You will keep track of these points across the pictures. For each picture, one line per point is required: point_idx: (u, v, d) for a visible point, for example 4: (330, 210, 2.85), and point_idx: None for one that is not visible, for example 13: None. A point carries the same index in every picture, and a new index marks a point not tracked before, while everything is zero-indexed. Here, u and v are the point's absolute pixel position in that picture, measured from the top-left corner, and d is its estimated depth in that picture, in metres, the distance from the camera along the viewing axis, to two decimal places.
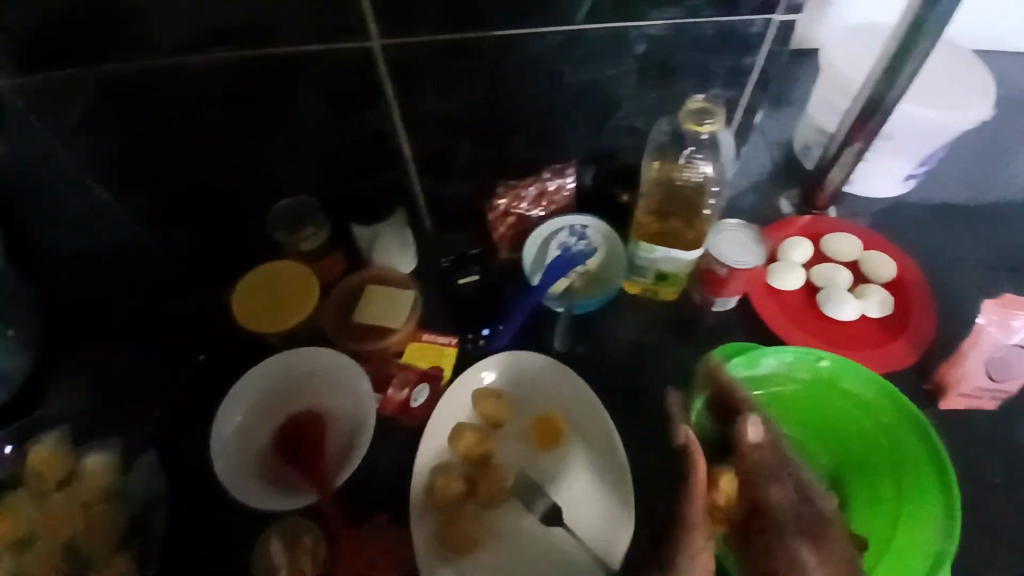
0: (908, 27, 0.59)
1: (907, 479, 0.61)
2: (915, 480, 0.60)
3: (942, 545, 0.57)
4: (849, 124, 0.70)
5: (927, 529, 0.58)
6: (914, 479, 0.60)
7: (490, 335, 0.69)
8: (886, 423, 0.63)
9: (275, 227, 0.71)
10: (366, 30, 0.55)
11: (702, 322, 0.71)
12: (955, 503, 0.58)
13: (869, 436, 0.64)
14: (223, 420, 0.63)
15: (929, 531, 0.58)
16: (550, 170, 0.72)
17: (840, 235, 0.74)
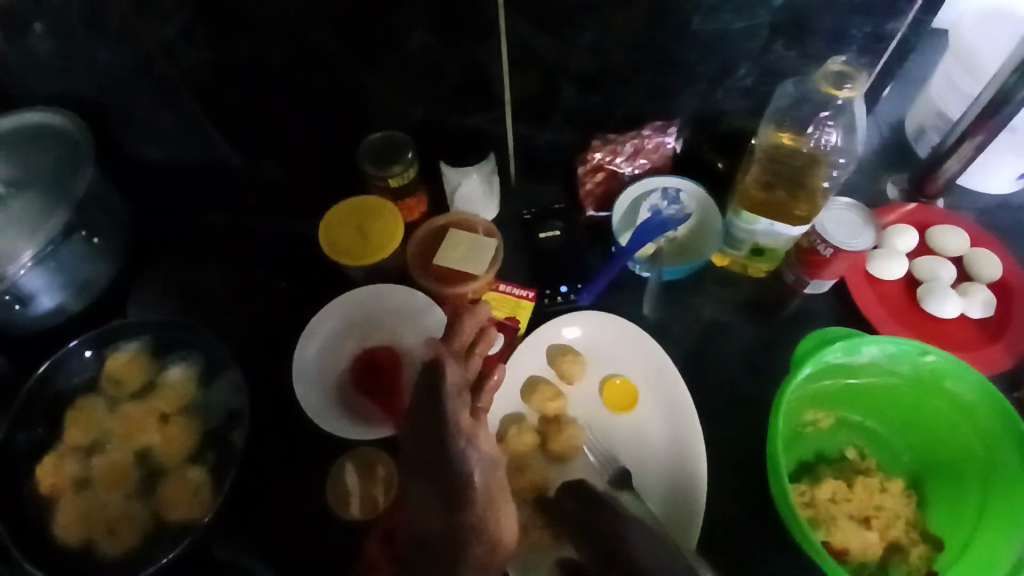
0: None
1: (999, 487, 0.56)
2: (1005, 487, 0.56)
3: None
4: (971, 117, 0.66)
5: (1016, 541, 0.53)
6: (1008, 488, 0.55)
7: (568, 293, 0.69)
8: (982, 427, 0.58)
9: (365, 160, 0.69)
10: None
11: (789, 302, 0.68)
12: None
13: (962, 439, 0.60)
14: (305, 343, 0.64)
15: (1012, 542, 0.53)
16: (651, 126, 0.69)
17: (948, 228, 0.70)
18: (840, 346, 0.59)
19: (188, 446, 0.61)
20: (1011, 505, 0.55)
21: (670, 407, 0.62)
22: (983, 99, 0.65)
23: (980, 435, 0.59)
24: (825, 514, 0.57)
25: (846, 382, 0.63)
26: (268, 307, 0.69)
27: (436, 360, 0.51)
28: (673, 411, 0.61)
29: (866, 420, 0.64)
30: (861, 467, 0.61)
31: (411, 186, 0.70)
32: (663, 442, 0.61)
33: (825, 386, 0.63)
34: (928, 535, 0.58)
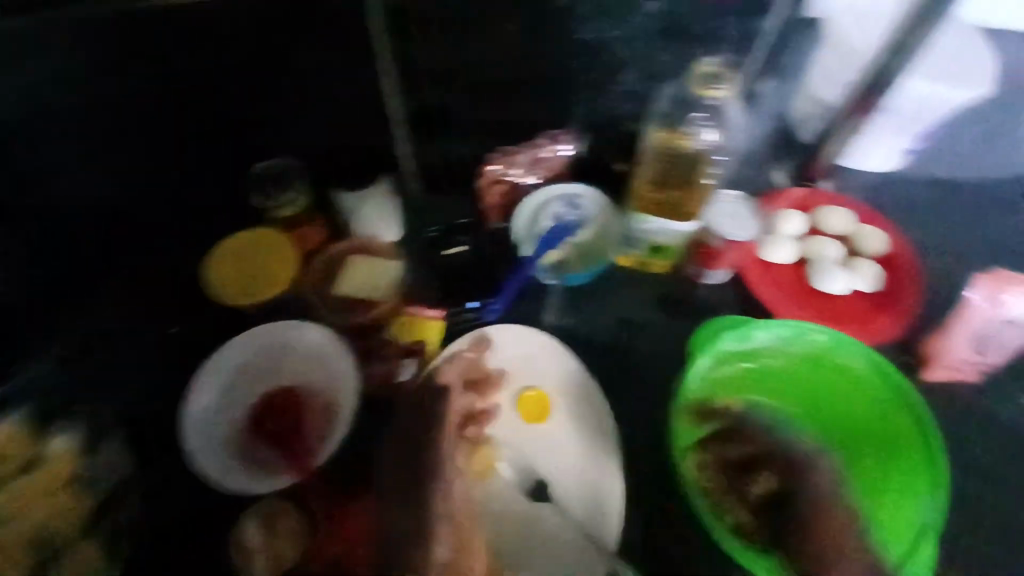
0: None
1: (896, 452, 0.60)
2: (904, 453, 0.60)
3: (929, 518, 0.56)
4: (850, 97, 0.70)
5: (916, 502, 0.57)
6: (903, 451, 0.60)
7: (479, 308, 0.66)
8: (875, 398, 0.63)
9: (253, 192, 0.67)
10: None
11: (693, 296, 0.70)
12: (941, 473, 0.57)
13: (859, 411, 0.63)
14: (197, 396, 0.61)
15: (918, 503, 0.57)
16: (546, 136, 0.69)
17: (833, 209, 0.73)
18: (731, 334, 0.63)
19: (85, 517, 0.56)
20: (908, 466, 0.59)
21: (584, 413, 0.62)
22: (857, 83, 0.69)
23: (873, 405, 0.63)
24: (733, 499, 0.57)
25: (749, 367, 0.65)
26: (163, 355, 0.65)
27: None
28: (586, 417, 0.62)
29: (773, 403, 0.64)
30: (771, 449, 0.61)
31: (306, 215, 0.67)
32: (580, 449, 0.60)
33: (730, 373, 0.64)
34: (842, 507, 0.59)
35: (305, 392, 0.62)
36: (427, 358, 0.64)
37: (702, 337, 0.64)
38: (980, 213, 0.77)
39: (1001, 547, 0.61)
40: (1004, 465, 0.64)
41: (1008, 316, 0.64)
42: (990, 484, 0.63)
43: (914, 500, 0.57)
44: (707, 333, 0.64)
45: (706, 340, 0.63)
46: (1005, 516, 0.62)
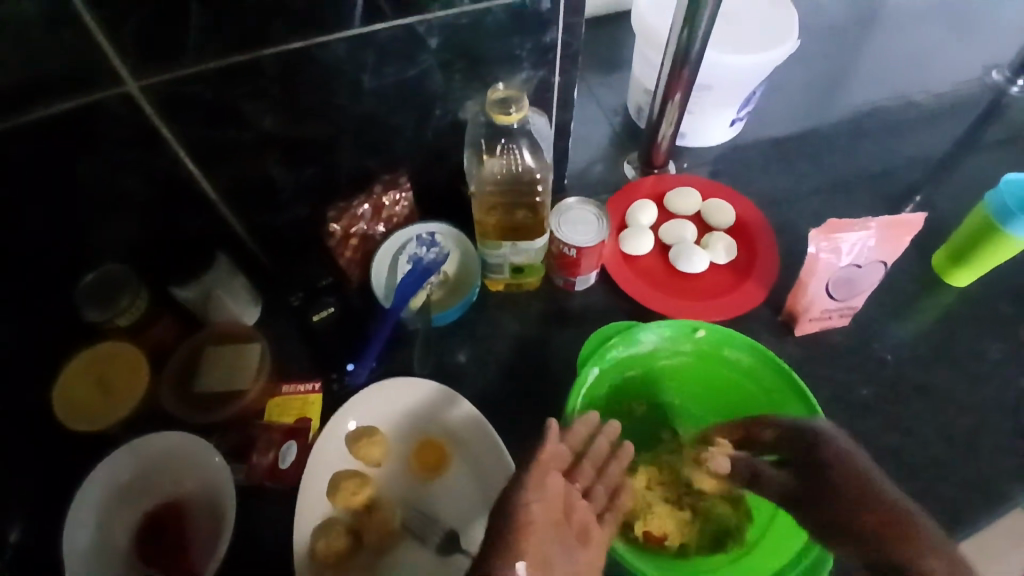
0: None
1: None
2: None
3: None
4: (666, 78, 0.69)
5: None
6: None
7: (354, 370, 0.64)
8: (766, 385, 0.62)
9: (83, 304, 0.61)
10: (116, 73, 0.49)
11: (565, 305, 0.71)
12: None
13: (754, 397, 0.63)
14: (72, 532, 0.57)
15: None
16: (381, 183, 0.67)
17: (681, 191, 0.75)
18: (618, 339, 0.62)
19: None
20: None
21: (482, 455, 0.60)
22: (668, 65, 0.69)
23: (769, 394, 0.62)
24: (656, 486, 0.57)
25: (643, 370, 0.65)
26: (44, 493, 0.62)
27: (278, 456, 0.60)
28: (489, 454, 0.60)
29: (673, 399, 0.66)
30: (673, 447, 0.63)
31: (149, 315, 0.64)
32: (485, 491, 0.59)
33: (625, 378, 0.65)
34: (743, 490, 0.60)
35: (193, 497, 0.59)
36: (312, 434, 0.61)
37: (589, 348, 0.63)
38: (810, 160, 0.84)
39: (898, 479, 0.62)
40: (884, 397, 0.66)
41: (849, 262, 0.62)
42: (876, 420, 0.65)
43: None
44: (591, 344, 0.62)
45: (593, 351, 0.62)
46: (898, 444, 0.64)
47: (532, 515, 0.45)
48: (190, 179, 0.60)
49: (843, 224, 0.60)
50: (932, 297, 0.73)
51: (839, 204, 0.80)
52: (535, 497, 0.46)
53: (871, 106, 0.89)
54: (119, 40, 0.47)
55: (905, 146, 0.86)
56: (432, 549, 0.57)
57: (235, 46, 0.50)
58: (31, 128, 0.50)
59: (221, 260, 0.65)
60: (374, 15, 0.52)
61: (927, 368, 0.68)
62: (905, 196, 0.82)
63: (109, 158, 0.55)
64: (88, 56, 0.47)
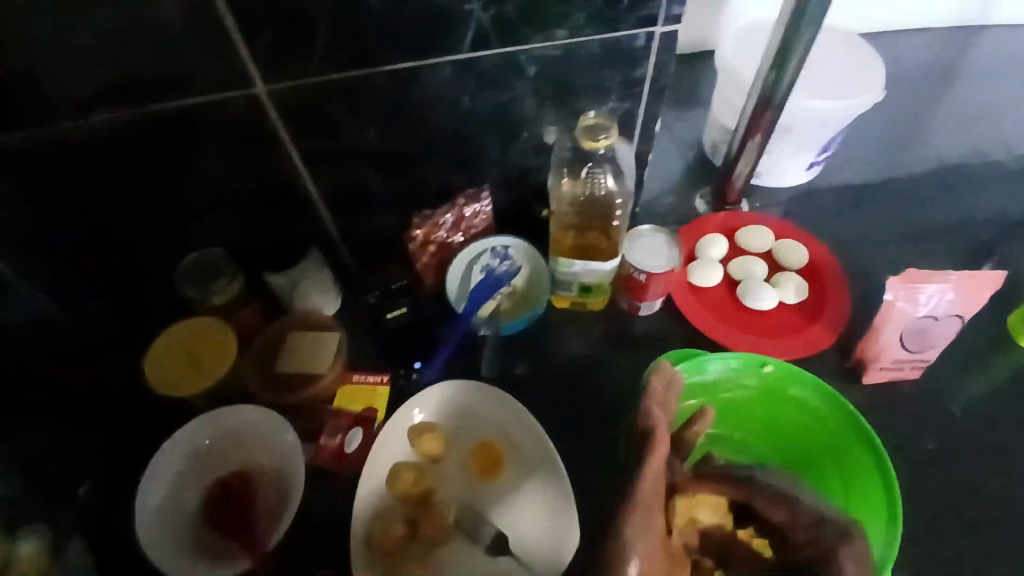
0: (788, 21, 0.61)
1: (854, 484, 0.59)
2: (862, 489, 0.58)
3: (884, 553, 0.54)
4: (747, 120, 0.71)
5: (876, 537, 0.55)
6: (861, 482, 0.59)
7: (422, 368, 0.68)
8: (829, 428, 0.62)
9: (184, 283, 0.69)
10: (248, 76, 0.55)
11: (628, 328, 0.72)
12: (898, 508, 0.56)
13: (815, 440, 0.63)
14: (148, 487, 0.62)
15: (873, 541, 0.55)
16: (465, 196, 0.72)
17: (751, 228, 0.76)
18: (684, 366, 0.63)
19: None
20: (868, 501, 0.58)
21: (536, 459, 0.62)
22: (750, 106, 0.70)
23: (828, 435, 0.62)
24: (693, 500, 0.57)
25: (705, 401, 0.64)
26: (130, 451, 0.68)
27: (344, 443, 0.63)
28: (541, 461, 0.62)
29: (732, 434, 0.64)
30: None
31: (240, 299, 0.70)
32: (535, 495, 0.61)
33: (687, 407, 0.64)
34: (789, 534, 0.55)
35: (261, 470, 0.63)
36: (376, 424, 0.64)
37: None
38: (888, 210, 0.83)
39: (961, 542, 0.60)
40: (950, 455, 0.64)
41: (924, 313, 0.61)
42: (942, 478, 0.63)
43: (873, 534, 0.56)
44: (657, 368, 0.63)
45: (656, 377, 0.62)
46: (963, 505, 0.62)
47: (643, 500, 0.48)
48: (294, 177, 0.66)
49: (920, 275, 0.60)
50: (1009, 358, 0.71)
51: (914, 257, 0.79)
52: (648, 483, 0.48)
53: (957, 162, 0.88)
54: (256, 47, 0.53)
55: (990, 205, 0.84)
56: (481, 547, 0.59)
57: (354, 61, 0.55)
58: (167, 116, 0.56)
59: (312, 254, 0.72)
60: (480, 42, 0.56)
61: (1001, 431, 0.66)
62: (987, 254, 0.80)
63: (228, 152, 0.61)
64: (227, 61, 0.53)
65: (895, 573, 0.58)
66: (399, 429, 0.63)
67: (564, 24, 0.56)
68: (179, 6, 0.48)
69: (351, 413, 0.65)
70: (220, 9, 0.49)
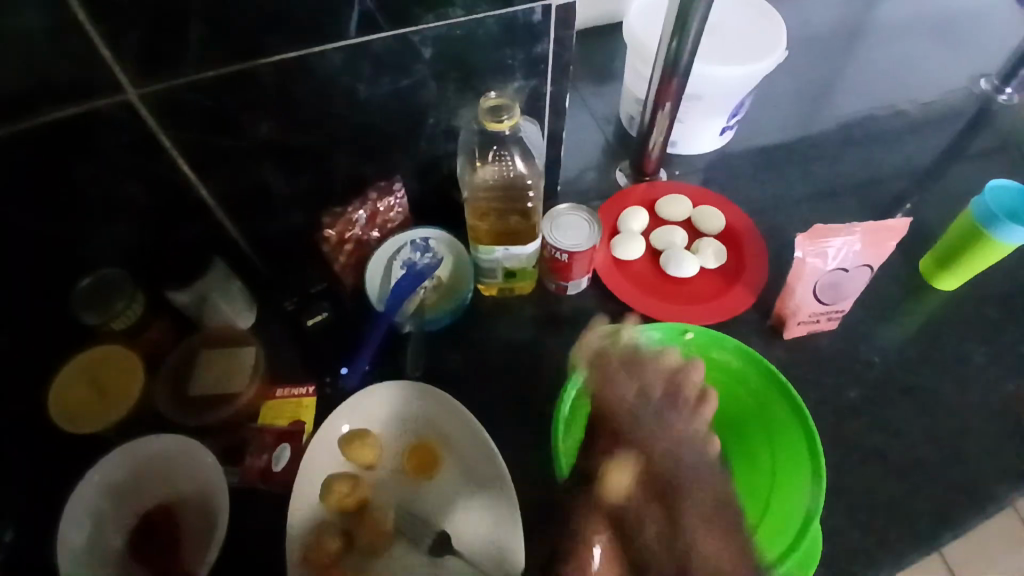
0: None
1: (779, 441, 0.60)
2: (787, 446, 0.59)
3: (811, 504, 0.55)
4: (656, 87, 0.71)
5: (799, 489, 0.56)
6: (786, 438, 0.60)
7: (348, 373, 0.66)
8: (753, 389, 0.63)
9: (79, 308, 0.62)
10: (116, 80, 0.50)
11: (557, 309, 0.72)
12: (820, 458, 0.56)
13: (739, 401, 0.64)
14: (63, 536, 0.57)
15: (799, 494, 0.56)
16: (375, 189, 0.69)
17: (670, 197, 0.76)
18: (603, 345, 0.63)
19: None
20: (793, 454, 0.59)
21: (472, 453, 0.61)
22: (657, 74, 0.70)
23: (757, 395, 0.63)
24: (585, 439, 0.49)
25: None
26: (42, 496, 0.63)
27: (268, 460, 0.60)
28: (478, 454, 0.60)
29: None
30: None
31: (142, 322, 0.65)
32: (475, 489, 0.60)
33: None
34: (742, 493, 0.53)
35: (185, 500, 0.59)
36: (305, 438, 0.62)
37: None
38: (799, 169, 0.85)
39: (888, 482, 0.63)
40: (872, 401, 0.67)
41: (834, 266, 0.63)
42: (866, 423, 0.66)
43: (797, 486, 0.57)
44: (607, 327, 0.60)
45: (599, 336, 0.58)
46: (886, 447, 0.65)
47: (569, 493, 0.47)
48: (187, 184, 0.61)
49: (826, 229, 0.61)
50: (919, 301, 0.74)
51: (827, 212, 0.82)
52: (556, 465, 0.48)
53: (859, 116, 0.91)
54: (119, 47, 0.48)
55: (893, 155, 0.87)
56: (423, 550, 0.57)
57: (233, 55, 0.52)
58: (31, 133, 0.51)
59: (218, 265, 0.66)
60: (369, 27, 0.54)
61: (915, 372, 0.69)
62: (893, 204, 0.83)
63: (109, 164, 0.56)
64: (89, 66, 0.48)
65: (828, 520, 0.61)
66: (325, 438, 0.61)
67: (456, 1, 0.54)
68: (20, 6, 0.43)
69: (277, 427, 0.62)
70: (70, 6, 0.45)
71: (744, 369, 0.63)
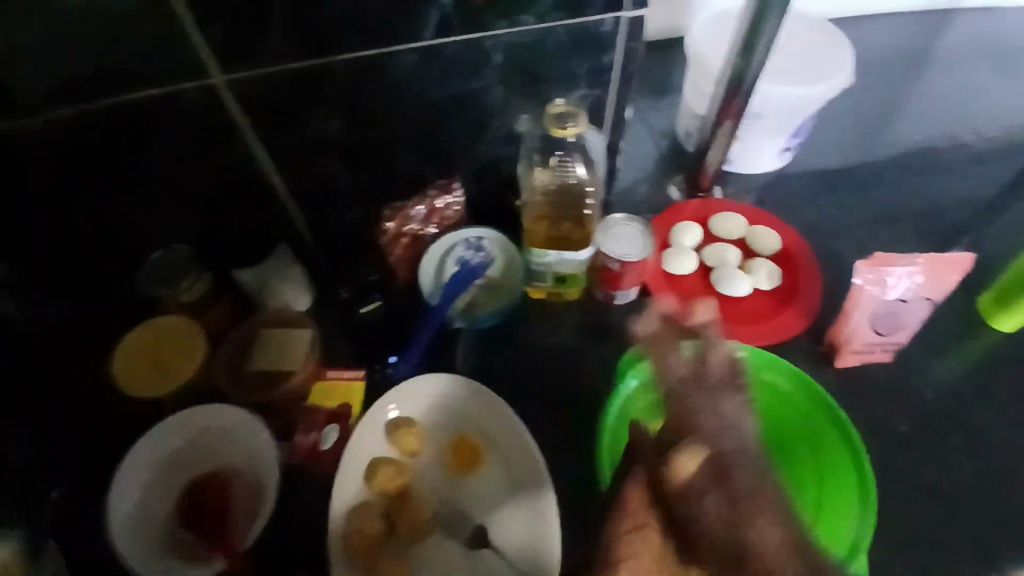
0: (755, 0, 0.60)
1: (824, 467, 0.60)
2: (832, 473, 0.60)
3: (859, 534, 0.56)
4: (718, 104, 0.71)
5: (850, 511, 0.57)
6: (830, 466, 0.60)
7: (397, 362, 0.68)
8: (803, 413, 0.63)
9: (149, 282, 0.66)
10: (206, 67, 0.53)
11: (605, 318, 0.72)
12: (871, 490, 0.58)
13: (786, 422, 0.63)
14: (119, 496, 0.59)
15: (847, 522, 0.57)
16: (435, 187, 0.71)
17: (725, 215, 0.76)
18: (658, 356, 0.62)
19: None
20: (841, 480, 0.59)
21: (514, 452, 0.62)
22: (719, 92, 0.71)
23: (805, 419, 0.63)
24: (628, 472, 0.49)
25: None
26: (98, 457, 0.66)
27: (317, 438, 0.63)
28: (519, 454, 0.61)
29: None
30: None
31: (208, 298, 0.68)
32: (514, 489, 0.60)
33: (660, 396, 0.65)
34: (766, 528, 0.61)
35: (237, 471, 0.61)
36: (352, 420, 0.64)
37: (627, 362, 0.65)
38: (860, 196, 0.84)
39: (936, 519, 0.61)
40: (921, 434, 0.66)
41: (894, 296, 0.62)
42: (914, 457, 0.65)
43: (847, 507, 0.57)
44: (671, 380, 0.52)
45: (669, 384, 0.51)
46: (936, 482, 0.63)
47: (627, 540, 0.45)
48: (262, 170, 0.64)
49: (889, 257, 0.61)
50: (978, 337, 0.72)
51: (883, 240, 0.80)
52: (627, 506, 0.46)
53: (922, 146, 0.89)
54: (212, 36, 0.51)
55: (956, 186, 0.85)
56: (462, 541, 0.59)
57: (315, 49, 0.54)
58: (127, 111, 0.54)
59: (281, 251, 0.71)
60: (446, 30, 0.56)
61: (968, 408, 0.68)
62: (955, 238, 0.81)
63: (187, 144, 0.59)
64: (182, 53, 0.52)
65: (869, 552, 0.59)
66: (374, 422, 0.63)
67: (530, 9, 0.56)
68: None
69: (328, 407, 0.64)
70: None
71: (797, 394, 0.63)
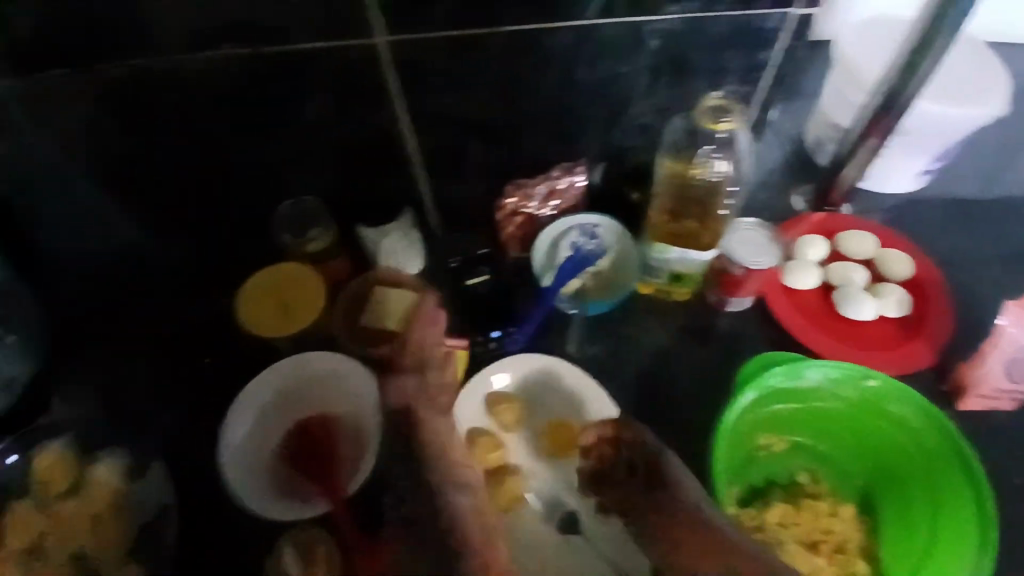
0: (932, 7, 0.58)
1: (943, 508, 0.57)
2: (950, 516, 0.56)
3: None
4: (864, 120, 0.68)
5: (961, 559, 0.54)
6: (951, 507, 0.56)
7: (501, 337, 0.68)
8: (928, 449, 0.59)
9: (282, 229, 0.70)
10: (374, 25, 0.55)
11: (714, 324, 0.70)
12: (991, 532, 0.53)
13: (902, 459, 0.61)
14: (232, 427, 0.63)
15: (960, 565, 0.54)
16: (559, 168, 0.70)
17: (855, 234, 0.72)
18: (781, 370, 0.59)
19: (121, 543, 0.59)
20: (957, 522, 0.55)
21: None
22: (869, 106, 0.67)
23: (926, 456, 0.59)
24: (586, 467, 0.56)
25: (796, 408, 0.62)
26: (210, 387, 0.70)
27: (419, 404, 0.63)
28: None
29: (820, 445, 0.64)
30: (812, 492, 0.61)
31: (330, 250, 0.71)
32: None
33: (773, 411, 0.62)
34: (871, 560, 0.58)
35: (340, 418, 0.64)
36: (454, 386, 0.65)
37: (749, 372, 0.61)
38: (1003, 233, 0.78)
39: None
40: None
41: None
42: None
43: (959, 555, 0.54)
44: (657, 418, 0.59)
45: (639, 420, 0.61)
46: None
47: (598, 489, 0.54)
48: (399, 134, 0.66)
49: None
50: None
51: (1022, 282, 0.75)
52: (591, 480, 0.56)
53: None
54: None
55: None
56: (554, 525, 0.60)
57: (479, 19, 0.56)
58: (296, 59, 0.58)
59: (406, 217, 0.73)
60: (608, 10, 0.56)
61: None
62: None
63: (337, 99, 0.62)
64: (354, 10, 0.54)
65: None
66: (477, 394, 0.64)
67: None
68: None
69: None
70: None
71: (922, 427, 0.59)
